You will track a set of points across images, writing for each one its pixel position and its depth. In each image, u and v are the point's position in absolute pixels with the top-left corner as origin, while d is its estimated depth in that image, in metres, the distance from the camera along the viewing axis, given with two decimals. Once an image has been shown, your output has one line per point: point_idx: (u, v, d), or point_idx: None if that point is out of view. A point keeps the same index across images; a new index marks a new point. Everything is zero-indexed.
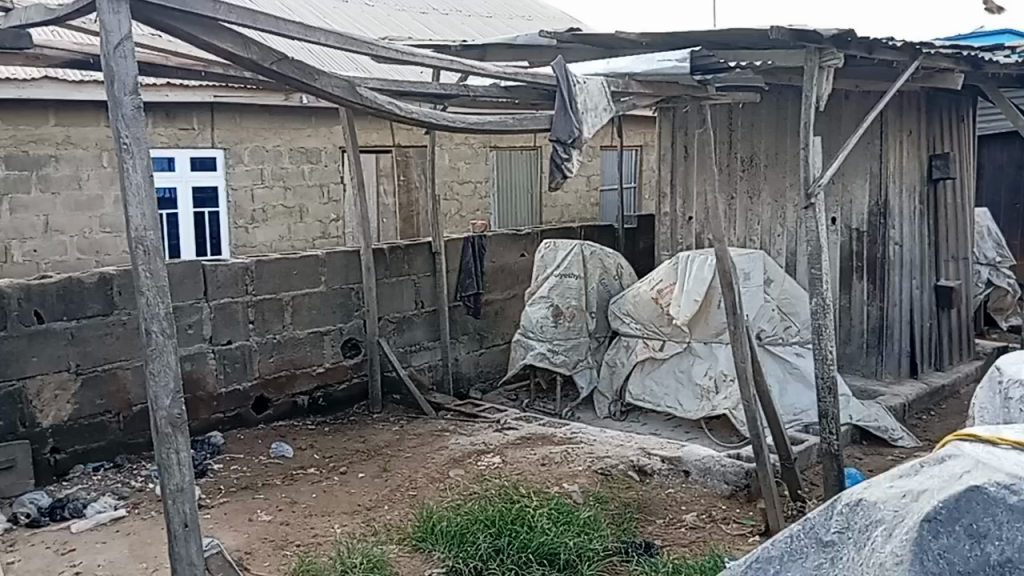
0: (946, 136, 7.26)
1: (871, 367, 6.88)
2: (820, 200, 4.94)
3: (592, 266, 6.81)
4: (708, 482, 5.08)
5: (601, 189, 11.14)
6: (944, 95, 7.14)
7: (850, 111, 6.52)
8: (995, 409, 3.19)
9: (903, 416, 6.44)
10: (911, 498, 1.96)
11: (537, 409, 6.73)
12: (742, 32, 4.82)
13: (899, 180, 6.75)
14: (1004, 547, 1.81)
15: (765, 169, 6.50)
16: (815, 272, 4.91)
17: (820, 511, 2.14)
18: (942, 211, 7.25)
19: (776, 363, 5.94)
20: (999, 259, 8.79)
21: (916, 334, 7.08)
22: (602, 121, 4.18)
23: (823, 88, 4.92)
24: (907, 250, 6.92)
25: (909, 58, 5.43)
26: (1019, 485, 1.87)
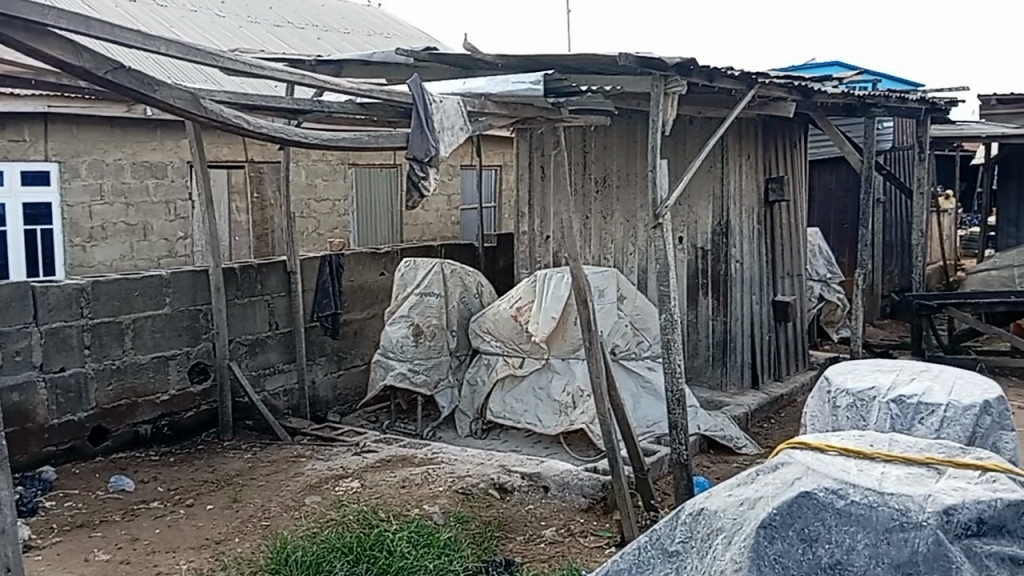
0: (780, 160, 7.77)
1: (717, 379, 7.25)
2: (667, 221, 5.15)
3: (452, 285, 6.81)
4: (566, 496, 5.16)
5: (461, 208, 11.16)
6: (779, 123, 7.65)
7: (695, 136, 6.88)
8: (824, 417, 3.44)
9: (746, 424, 6.80)
10: (748, 505, 2.06)
11: (397, 430, 6.63)
12: (592, 57, 4.97)
13: (738, 202, 7.20)
14: (833, 549, 1.92)
15: (617, 191, 6.73)
16: (664, 289, 5.12)
17: (666, 521, 2.21)
18: (778, 230, 7.75)
19: (630, 377, 6.14)
20: (829, 275, 9.47)
21: (756, 347, 7.51)
22: (458, 140, 4.18)
23: (668, 113, 5.19)
24: (747, 268, 7.36)
25: (746, 87, 5.78)
26: (846, 490, 1.99)
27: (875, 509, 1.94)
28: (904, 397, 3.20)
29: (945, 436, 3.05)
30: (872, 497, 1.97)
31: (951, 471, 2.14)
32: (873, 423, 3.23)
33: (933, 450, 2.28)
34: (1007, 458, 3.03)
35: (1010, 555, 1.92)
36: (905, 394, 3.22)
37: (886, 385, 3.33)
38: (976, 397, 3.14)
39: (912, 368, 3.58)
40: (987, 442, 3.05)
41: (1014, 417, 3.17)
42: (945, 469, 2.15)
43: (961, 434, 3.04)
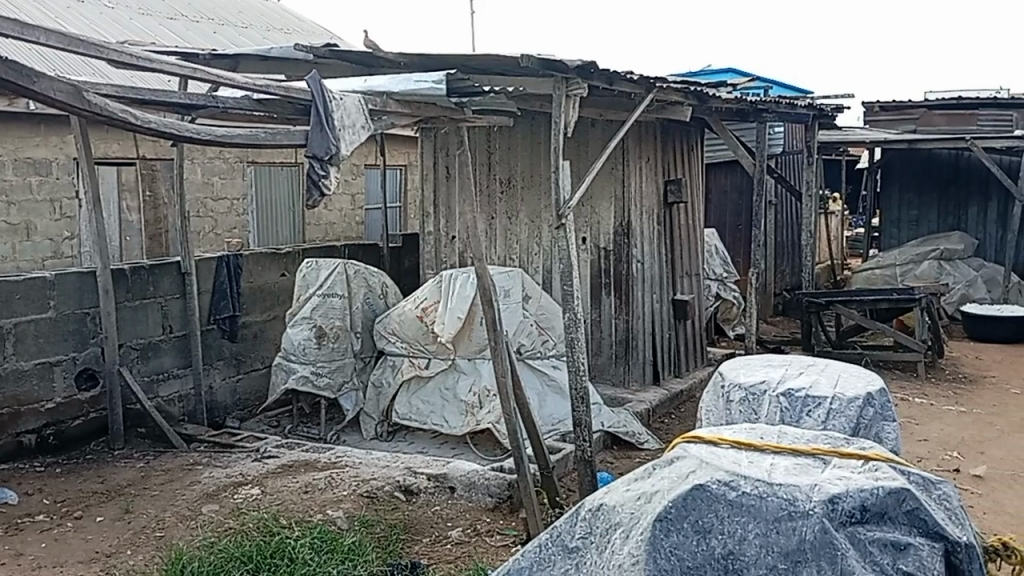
0: (678, 163, 7.99)
1: (620, 376, 7.40)
2: (570, 221, 5.22)
3: (356, 285, 6.71)
4: (473, 496, 5.16)
5: (366, 208, 11.00)
6: (677, 126, 7.87)
7: (597, 138, 7.00)
8: (719, 411, 3.56)
9: (648, 420, 6.96)
10: (645, 499, 2.10)
11: (299, 435, 6.48)
12: (495, 58, 4.98)
13: (638, 203, 7.37)
14: (726, 540, 1.98)
15: (522, 191, 6.77)
16: (568, 289, 5.19)
17: (565, 518, 2.24)
18: (677, 231, 7.97)
19: (534, 376, 6.19)
20: (725, 274, 9.81)
21: (657, 344, 7.71)
22: (359, 139, 4.12)
23: (570, 115, 5.26)
24: (648, 267, 7.56)
25: (645, 91, 5.92)
26: (737, 482, 2.06)
27: (765, 499, 2.01)
28: (792, 390, 3.35)
29: (831, 427, 3.21)
30: (762, 488, 2.04)
31: (835, 461, 2.24)
32: (764, 417, 3.36)
33: (819, 441, 2.39)
34: (888, 446, 3.21)
35: (891, 541, 2.03)
36: (794, 387, 3.37)
37: (776, 379, 3.48)
38: (860, 390, 3.31)
39: (800, 363, 3.74)
40: (870, 432, 3.22)
41: (894, 408, 3.35)
42: (831, 459, 2.25)
43: (845, 426, 3.20)
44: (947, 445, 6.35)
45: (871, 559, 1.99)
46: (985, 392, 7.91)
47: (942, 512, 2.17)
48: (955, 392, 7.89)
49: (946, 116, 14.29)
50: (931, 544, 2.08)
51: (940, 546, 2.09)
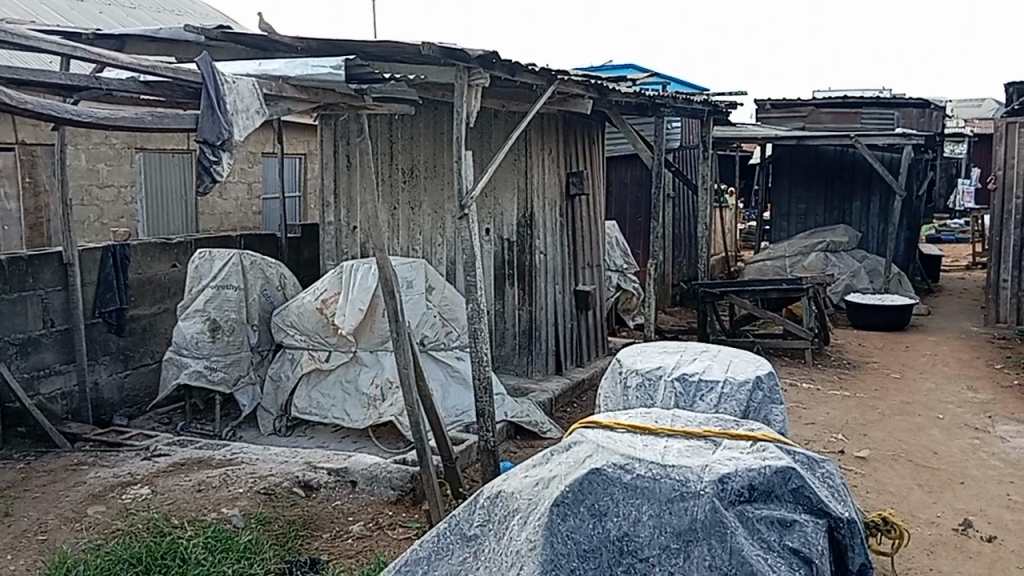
0: (580, 155, 8.08)
1: (523, 366, 7.42)
2: (473, 212, 5.20)
3: (252, 276, 6.52)
4: (375, 490, 5.07)
5: (262, 198, 10.68)
6: (578, 119, 7.96)
7: (499, 130, 7.02)
8: (617, 397, 3.61)
9: (551, 409, 7.02)
10: (543, 485, 2.12)
11: (193, 432, 6.25)
12: (395, 45, 4.89)
13: (540, 195, 7.42)
14: (621, 522, 2.01)
15: (424, 181, 6.71)
16: (471, 279, 5.16)
17: (463, 507, 2.23)
18: (578, 223, 8.07)
19: (437, 367, 6.16)
20: (625, 266, 10.03)
21: (559, 334, 7.80)
22: (253, 125, 3.97)
23: (473, 106, 5.25)
24: (550, 259, 7.62)
25: (546, 83, 5.95)
26: (632, 465, 2.10)
27: (658, 481, 2.05)
28: (686, 374, 3.44)
29: (723, 411, 3.32)
30: (656, 470, 2.08)
31: (726, 442, 2.31)
32: (660, 402, 3.44)
33: (711, 423, 2.46)
34: (776, 428, 3.34)
35: (778, 518, 2.10)
36: (687, 372, 3.46)
37: (671, 365, 3.57)
38: (749, 374, 3.43)
39: (694, 349, 3.84)
40: (760, 414, 3.35)
41: (782, 391, 3.49)
42: (721, 440, 2.32)
43: (736, 409, 3.32)
44: (832, 428, 6.66)
45: (760, 536, 2.05)
46: (868, 377, 8.33)
47: (825, 490, 2.26)
48: (840, 377, 8.29)
49: (832, 114, 14.96)
50: (815, 521, 2.16)
51: (824, 522, 2.18)
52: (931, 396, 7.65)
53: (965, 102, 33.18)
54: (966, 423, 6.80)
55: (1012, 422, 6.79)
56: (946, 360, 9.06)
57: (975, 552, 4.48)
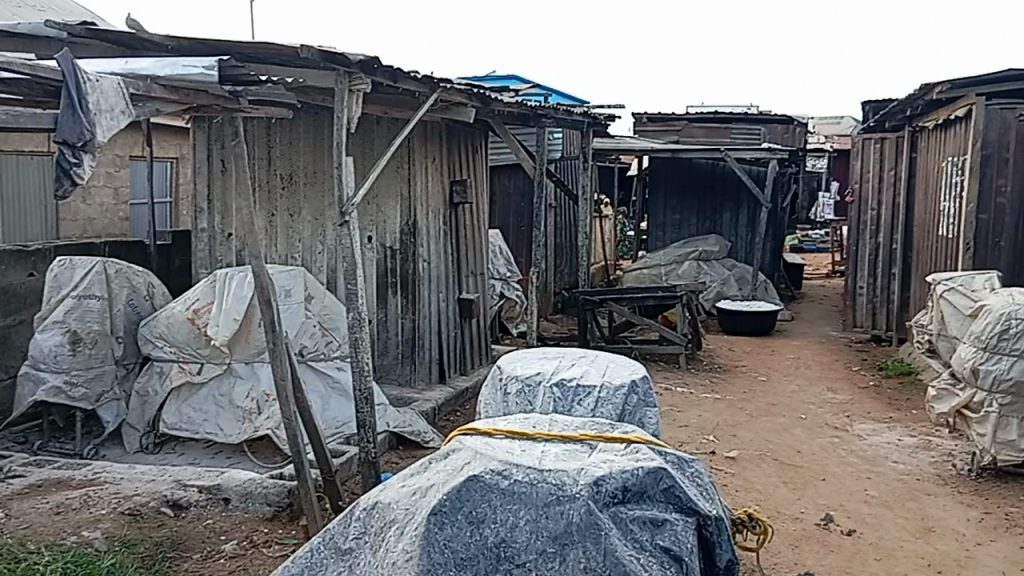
0: (463, 164, 8.10)
1: (406, 376, 7.34)
2: (353, 218, 5.10)
3: (117, 286, 6.16)
4: (249, 507, 4.89)
5: (131, 203, 10.16)
6: (462, 128, 7.98)
7: (381, 136, 6.95)
8: (497, 403, 3.64)
9: (435, 418, 6.98)
10: (420, 494, 2.10)
11: (51, 451, 5.86)
12: (273, 47, 4.77)
13: (423, 202, 7.38)
14: (498, 529, 2.01)
15: (303, 187, 6.54)
16: (351, 287, 5.07)
17: (339, 519, 2.19)
18: (461, 232, 8.07)
19: (315, 377, 6.01)
20: (508, 274, 10.13)
21: (443, 343, 7.78)
22: (118, 126, 3.75)
23: (353, 111, 5.18)
24: (433, 267, 7.59)
25: (428, 90, 5.94)
26: (509, 471, 2.11)
27: (535, 486, 2.07)
28: (564, 380, 3.49)
29: (600, 415, 3.37)
30: (533, 475, 2.10)
31: (601, 445, 2.35)
32: (539, 407, 3.47)
33: (587, 427, 2.50)
34: (651, 431, 3.41)
35: (649, 518, 2.13)
36: (565, 377, 3.52)
37: (550, 370, 3.61)
38: (624, 378, 3.51)
39: (573, 355, 3.91)
40: (635, 418, 3.41)
41: (656, 395, 3.57)
42: (597, 443, 2.36)
43: (613, 412, 3.37)
44: (704, 430, 6.93)
45: (632, 537, 2.07)
46: (738, 380, 8.72)
47: (694, 489, 2.33)
48: (713, 381, 8.64)
49: (704, 129, 15.62)
50: (685, 519, 2.21)
51: (693, 520, 2.24)
52: (795, 397, 8.08)
53: (824, 120, 35.49)
54: (827, 423, 7.22)
55: (868, 421, 7.25)
56: (809, 363, 9.60)
57: (836, 545, 4.74)
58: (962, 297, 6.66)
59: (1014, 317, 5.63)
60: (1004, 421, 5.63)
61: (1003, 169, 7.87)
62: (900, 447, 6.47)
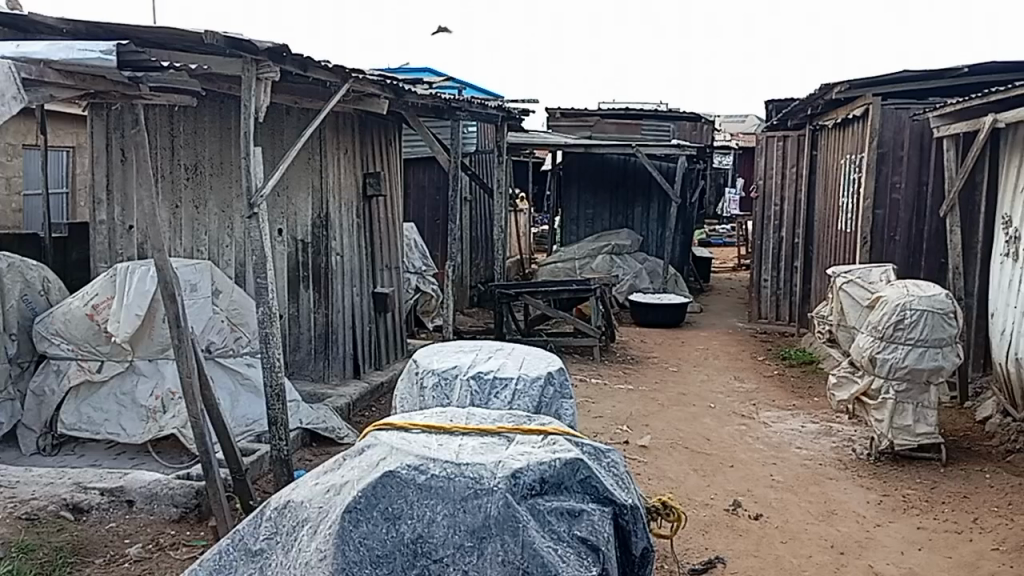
0: (377, 156, 7.98)
1: (319, 371, 7.19)
2: (263, 210, 4.95)
3: (10, 280, 5.80)
4: (154, 509, 4.70)
5: (23, 194, 9.62)
6: (375, 119, 7.85)
7: (291, 126, 6.78)
8: (413, 398, 3.60)
9: (349, 414, 6.86)
10: (334, 492, 2.06)
11: None
12: (176, 32, 4.57)
13: (336, 194, 7.24)
14: (415, 525, 1.98)
15: (210, 179, 6.32)
16: (261, 281, 4.93)
17: (249, 520, 2.12)
18: (375, 225, 7.96)
19: (224, 374, 5.83)
20: (424, 268, 10.07)
21: (357, 337, 7.65)
22: (9, 111, 3.53)
23: (262, 100, 5.02)
24: (346, 261, 7.46)
25: (340, 81, 5.83)
26: (426, 465, 2.09)
27: (452, 480, 2.05)
28: (481, 373, 3.48)
29: (517, 407, 3.36)
30: (450, 469, 2.08)
31: (519, 437, 2.34)
32: (456, 400, 3.45)
33: (504, 420, 2.49)
34: (567, 422, 3.42)
35: (567, 509, 2.12)
36: (482, 370, 3.50)
37: (467, 364, 3.59)
38: (541, 370, 3.51)
39: (489, 348, 3.89)
40: (552, 409, 3.41)
41: (572, 386, 3.59)
42: (514, 436, 2.35)
43: (530, 404, 3.37)
44: (618, 420, 7.04)
45: (550, 528, 2.06)
46: (649, 371, 8.90)
47: (611, 479, 2.34)
48: (625, 373, 8.78)
49: (616, 125, 15.87)
50: (602, 509, 2.21)
51: (610, 510, 2.24)
52: (704, 386, 8.30)
53: (731, 117, 36.53)
54: (734, 411, 7.45)
55: (773, 409, 7.50)
56: (717, 353, 9.88)
57: (745, 530, 4.90)
58: (860, 290, 6.96)
59: (909, 308, 5.89)
60: (900, 407, 5.92)
61: (898, 166, 8.24)
62: (803, 434, 6.72)
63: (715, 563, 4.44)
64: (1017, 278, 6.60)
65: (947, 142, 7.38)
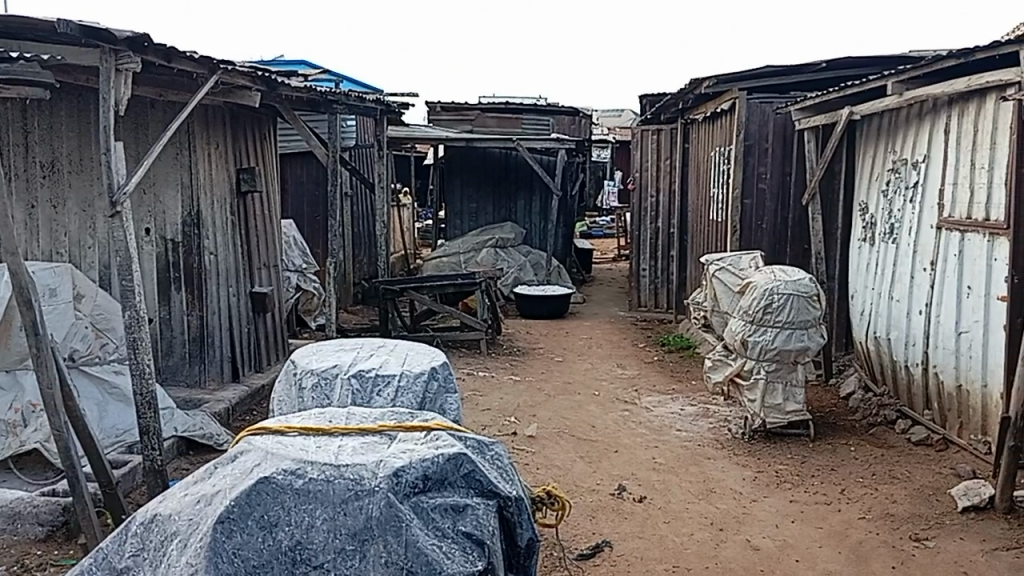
0: (251, 151, 7.71)
1: (195, 376, 6.88)
2: (127, 208, 4.65)
3: None
4: (17, 529, 4.38)
5: None
6: (246, 113, 7.56)
7: (157, 119, 6.45)
8: (292, 399, 3.50)
9: (228, 420, 6.60)
10: (205, 502, 1.98)
11: None
12: (24, 21, 4.24)
13: (208, 191, 6.94)
14: (293, 531, 1.92)
15: (69, 176, 5.92)
16: (126, 283, 4.65)
17: (113, 537, 2.01)
18: (251, 222, 7.68)
19: (89, 383, 5.52)
20: (304, 265, 9.82)
21: (235, 340, 7.37)
22: None
23: (122, 92, 4.73)
24: (221, 260, 7.16)
25: (208, 72, 5.58)
26: (304, 469, 2.02)
27: (331, 483, 1.99)
28: (363, 371, 3.40)
29: (400, 404, 3.31)
30: (329, 472, 2.02)
31: (400, 435, 2.30)
32: (336, 400, 3.37)
33: (385, 418, 2.44)
34: (451, 417, 3.38)
35: (450, 505, 2.09)
36: (364, 368, 3.43)
37: (348, 362, 3.51)
38: (424, 365, 3.46)
39: (371, 345, 3.82)
40: (436, 404, 3.37)
41: (456, 380, 3.55)
42: (396, 434, 2.31)
43: (413, 401, 3.32)
44: (506, 412, 7.08)
45: (434, 525, 2.03)
46: (536, 362, 8.99)
47: (494, 472, 2.32)
48: (512, 364, 8.84)
49: (496, 119, 15.93)
50: (486, 502, 2.19)
51: (494, 503, 2.22)
52: (588, 375, 8.46)
53: (607, 111, 37.41)
54: (618, 397, 7.62)
55: (654, 394, 7.73)
56: (600, 342, 10.09)
57: (630, 512, 5.02)
58: (732, 276, 7.25)
59: (777, 292, 6.18)
60: (771, 387, 6.22)
61: (763, 158, 8.63)
62: (683, 416, 6.96)
63: (602, 547, 4.53)
64: (874, 261, 7.04)
65: (809, 134, 7.78)
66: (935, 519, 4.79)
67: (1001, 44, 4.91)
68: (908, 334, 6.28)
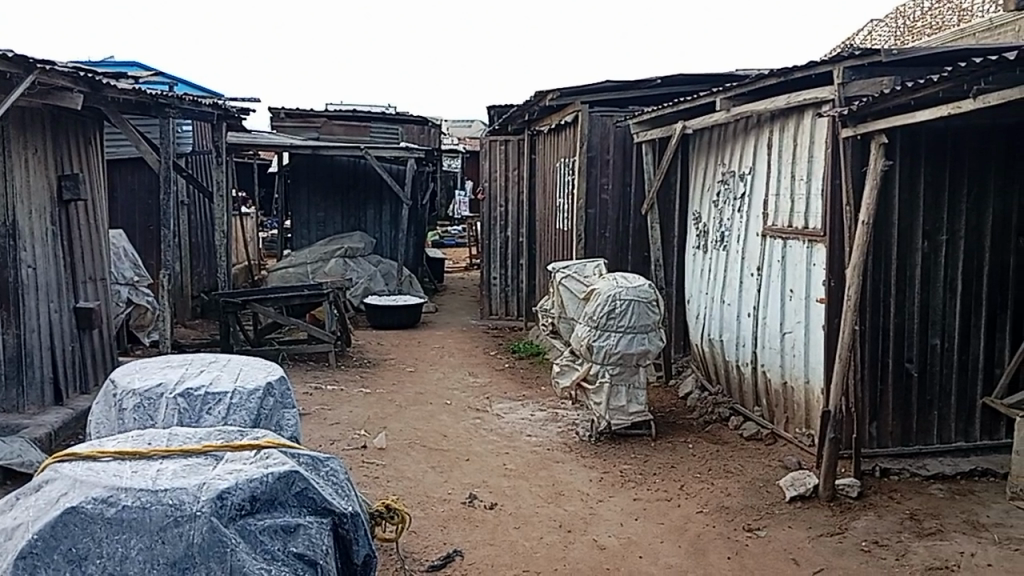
0: (74, 157, 7.20)
1: (12, 400, 6.28)
2: None
3: None
4: None
5: None
6: (67, 116, 7.03)
7: None
8: (111, 422, 3.28)
9: (50, 446, 6.09)
10: (6, 537, 1.87)
11: None
12: None
13: (25, 199, 6.39)
14: (104, 564, 1.82)
15: None
16: None
17: None
18: (74, 233, 7.16)
19: None
20: (136, 278, 9.19)
21: (57, 360, 6.82)
22: None
23: None
24: (40, 273, 6.60)
25: (22, 71, 5.15)
26: (117, 497, 1.89)
27: (148, 510, 1.87)
28: (191, 389, 3.22)
29: (231, 422, 3.16)
30: (145, 499, 1.89)
31: (228, 455, 2.19)
32: (161, 421, 3.18)
33: (211, 437, 2.32)
34: (288, 434, 3.26)
35: (281, 526, 2.01)
36: (192, 386, 3.25)
37: (174, 380, 3.32)
38: (259, 381, 3.31)
39: (201, 361, 3.64)
40: (272, 421, 3.24)
41: (294, 395, 3.43)
42: (222, 454, 2.19)
43: (246, 418, 3.17)
44: (355, 425, 6.93)
45: (262, 548, 1.95)
46: (386, 373, 8.87)
47: (329, 488, 2.25)
48: (362, 376, 8.68)
49: (343, 127, 15.67)
50: (319, 521, 2.12)
51: (328, 521, 2.15)
52: (439, 384, 8.43)
53: (456, 121, 37.57)
54: (468, 406, 7.64)
55: (504, 401, 7.81)
56: (452, 351, 10.08)
57: (480, 520, 5.03)
58: (577, 283, 7.47)
59: (618, 298, 6.38)
60: (615, 390, 6.42)
61: (605, 169, 8.92)
62: (532, 422, 7.07)
63: (453, 557, 4.51)
64: (707, 267, 7.43)
65: (646, 146, 8.15)
66: (766, 509, 5.09)
67: (815, 64, 5.32)
68: (738, 335, 6.68)
